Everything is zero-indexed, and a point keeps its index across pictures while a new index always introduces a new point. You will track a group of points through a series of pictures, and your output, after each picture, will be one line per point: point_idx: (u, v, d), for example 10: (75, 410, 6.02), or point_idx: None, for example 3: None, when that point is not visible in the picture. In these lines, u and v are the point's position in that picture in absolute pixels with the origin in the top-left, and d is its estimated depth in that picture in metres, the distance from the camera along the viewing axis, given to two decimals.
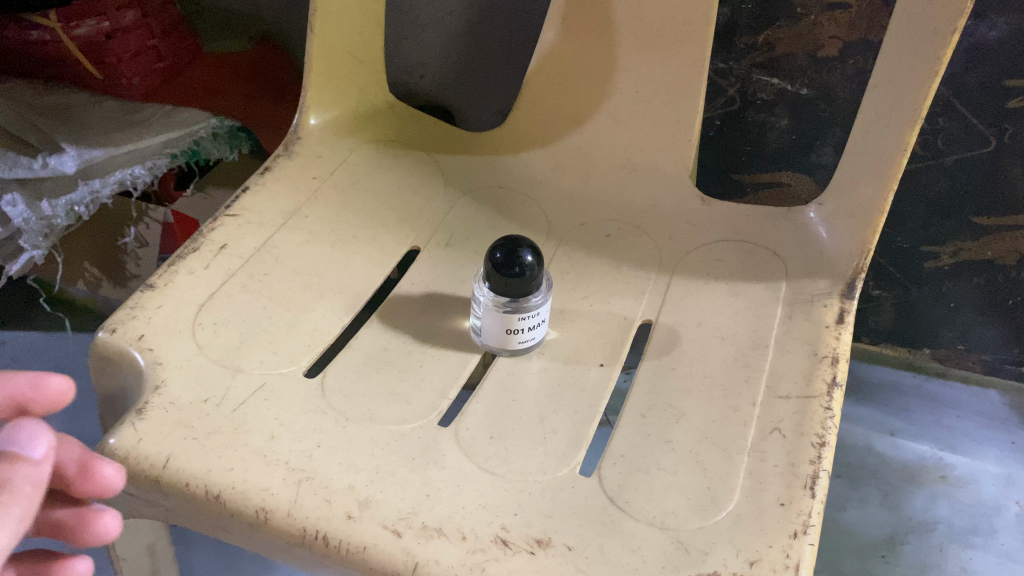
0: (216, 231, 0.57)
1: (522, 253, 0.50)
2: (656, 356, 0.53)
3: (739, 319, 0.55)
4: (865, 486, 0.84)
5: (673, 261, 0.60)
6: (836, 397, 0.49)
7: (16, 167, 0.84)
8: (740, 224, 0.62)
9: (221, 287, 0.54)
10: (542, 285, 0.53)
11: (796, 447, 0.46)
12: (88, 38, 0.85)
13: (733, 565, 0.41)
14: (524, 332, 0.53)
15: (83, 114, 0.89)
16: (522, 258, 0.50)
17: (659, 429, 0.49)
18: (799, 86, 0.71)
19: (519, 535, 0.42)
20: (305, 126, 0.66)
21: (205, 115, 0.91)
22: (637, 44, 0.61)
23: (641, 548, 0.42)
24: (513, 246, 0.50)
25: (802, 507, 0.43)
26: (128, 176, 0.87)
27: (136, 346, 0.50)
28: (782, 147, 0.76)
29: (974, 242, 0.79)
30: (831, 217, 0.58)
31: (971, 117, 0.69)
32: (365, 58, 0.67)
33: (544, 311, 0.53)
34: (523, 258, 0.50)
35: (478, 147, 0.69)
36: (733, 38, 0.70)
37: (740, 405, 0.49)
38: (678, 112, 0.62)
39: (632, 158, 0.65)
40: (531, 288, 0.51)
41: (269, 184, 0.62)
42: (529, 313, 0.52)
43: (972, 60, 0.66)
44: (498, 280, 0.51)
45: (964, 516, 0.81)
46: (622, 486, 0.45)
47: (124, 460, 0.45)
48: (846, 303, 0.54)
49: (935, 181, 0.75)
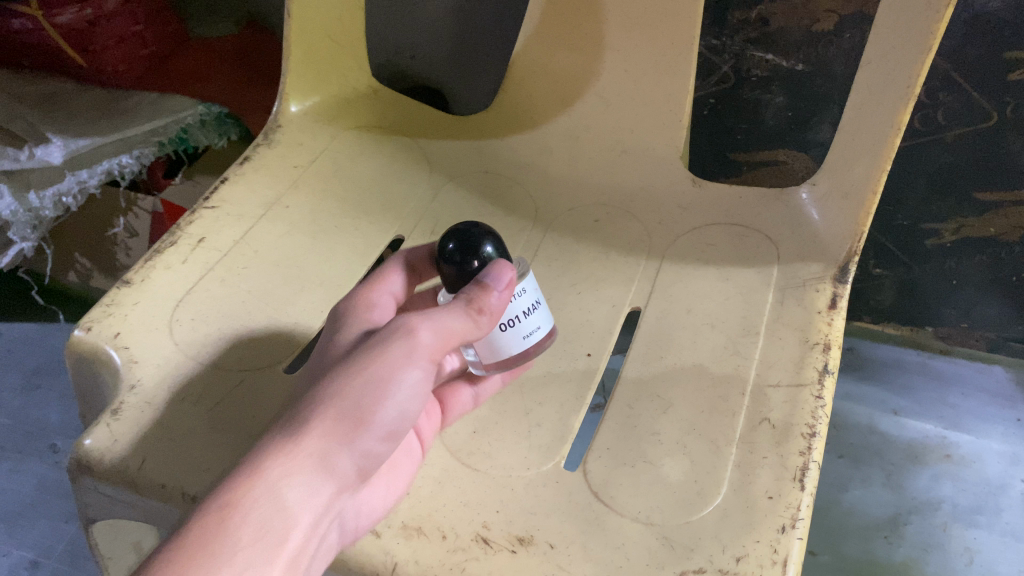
0: (193, 224, 0.56)
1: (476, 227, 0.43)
2: (645, 345, 0.52)
3: (729, 305, 0.53)
4: (868, 466, 0.82)
5: (664, 245, 0.59)
6: (827, 385, 0.47)
7: (3, 158, 0.82)
8: (732, 206, 0.60)
9: (199, 281, 0.53)
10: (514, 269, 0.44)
11: (785, 438, 0.45)
12: (70, 27, 0.83)
13: (718, 562, 0.40)
14: (519, 322, 0.44)
15: (69, 104, 0.88)
16: (470, 233, 0.42)
17: (645, 421, 0.48)
18: (794, 62, 0.68)
19: (500, 533, 0.42)
20: (284, 114, 0.65)
21: (191, 102, 0.90)
22: (623, 23, 0.58)
23: (625, 545, 0.41)
24: (464, 234, 0.42)
25: (790, 500, 0.42)
26: (116, 164, 0.87)
27: (112, 344, 0.49)
28: (777, 124, 0.74)
29: (976, 218, 0.76)
30: (824, 198, 0.57)
31: (971, 91, 0.66)
32: (345, 41, 0.66)
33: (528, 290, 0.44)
34: (475, 233, 0.42)
35: (462, 132, 0.67)
36: (726, 13, 0.68)
37: (730, 394, 0.48)
38: (668, 91, 0.60)
39: (621, 140, 0.63)
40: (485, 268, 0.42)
41: (249, 175, 0.60)
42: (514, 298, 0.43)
43: (972, 31, 0.63)
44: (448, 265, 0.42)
45: (969, 496, 0.79)
46: (607, 481, 0.45)
47: (98, 461, 0.44)
48: (839, 288, 0.53)
49: (936, 156, 0.72)
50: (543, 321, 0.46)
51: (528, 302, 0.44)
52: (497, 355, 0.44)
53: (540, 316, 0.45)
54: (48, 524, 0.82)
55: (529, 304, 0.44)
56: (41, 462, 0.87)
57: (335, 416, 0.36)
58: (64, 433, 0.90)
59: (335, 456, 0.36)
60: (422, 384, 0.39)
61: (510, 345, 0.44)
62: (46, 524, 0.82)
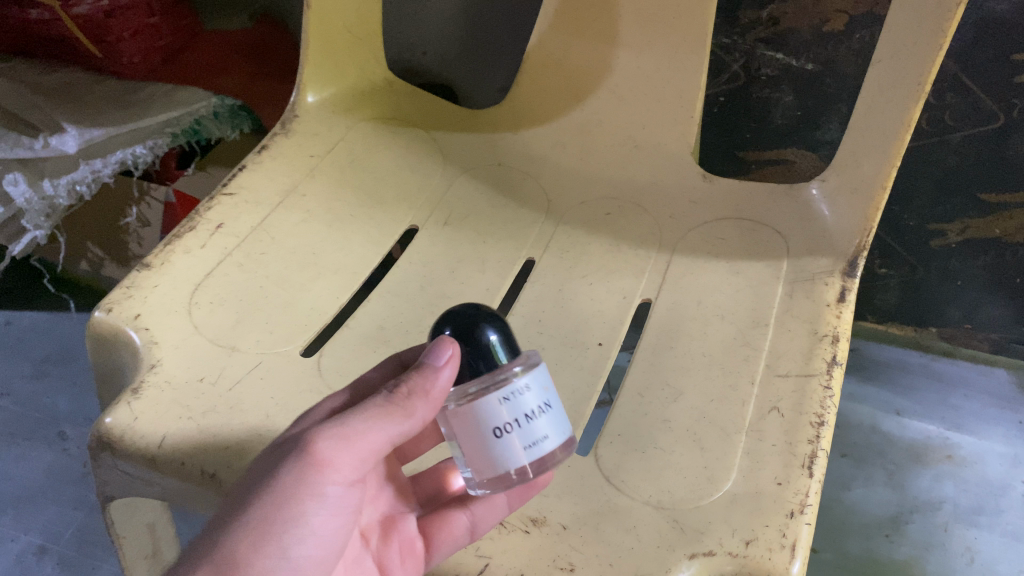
0: (212, 210, 0.57)
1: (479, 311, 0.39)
2: (656, 335, 0.53)
3: (739, 297, 0.54)
4: (870, 465, 0.82)
5: (674, 238, 0.59)
6: (836, 375, 0.48)
7: (18, 147, 0.83)
8: (742, 201, 0.61)
9: (217, 266, 0.54)
10: (523, 364, 0.38)
11: (794, 427, 0.46)
12: (87, 17, 0.84)
13: (726, 545, 0.41)
14: (516, 425, 0.36)
15: (85, 94, 0.89)
16: (471, 315, 0.38)
17: (656, 408, 0.48)
18: (805, 61, 0.69)
19: (514, 514, 0.44)
20: (302, 104, 0.65)
21: (206, 94, 0.90)
22: (638, 20, 0.60)
23: (636, 527, 0.42)
24: (462, 318, 0.38)
25: (798, 487, 0.43)
26: (129, 155, 0.87)
27: (132, 325, 0.49)
28: (787, 123, 0.75)
29: (982, 220, 0.76)
30: (833, 194, 0.57)
31: (978, 93, 0.67)
32: (363, 34, 0.67)
33: (530, 388, 0.37)
34: (475, 318, 0.38)
35: (476, 126, 0.68)
36: (738, 12, 0.69)
37: (740, 384, 0.49)
38: (680, 87, 0.61)
39: (633, 135, 0.64)
40: (486, 358, 0.37)
41: (266, 163, 0.61)
42: (508, 391, 0.36)
43: (980, 32, 0.64)
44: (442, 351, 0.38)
45: (969, 496, 0.79)
46: (618, 465, 0.46)
47: (120, 437, 0.45)
48: (848, 282, 0.53)
49: (943, 157, 0.73)
50: (557, 429, 0.38)
51: (539, 406, 0.37)
52: (490, 469, 0.37)
53: (553, 423, 0.38)
54: (56, 511, 0.83)
55: (537, 404, 0.37)
56: (49, 449, 0.88)
57: (232, 568, 0.33)
58: (73, 421, 0.90)
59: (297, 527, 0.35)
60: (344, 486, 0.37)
61: (506, 454, 0.36)
62: (55, 511, 0.83)
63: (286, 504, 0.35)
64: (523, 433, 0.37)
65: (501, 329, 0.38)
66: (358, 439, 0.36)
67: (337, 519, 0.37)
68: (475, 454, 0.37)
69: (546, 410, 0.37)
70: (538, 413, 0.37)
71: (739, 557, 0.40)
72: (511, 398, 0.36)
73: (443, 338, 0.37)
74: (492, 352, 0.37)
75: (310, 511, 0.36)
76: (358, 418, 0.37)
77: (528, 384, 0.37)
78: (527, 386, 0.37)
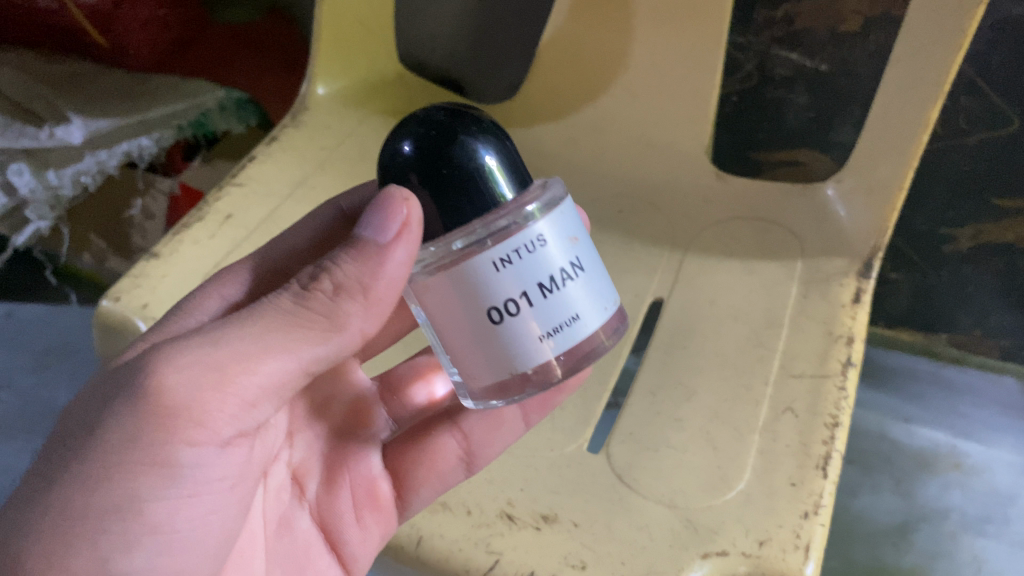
0: (221, 201, 0.57)
1: (470, 127, 0.35)
2: (668, 334, 0.52)
3: (752, 297, 0.54)
4: (878, 472, 0.81)
5: (688, 239, 0.59)
6: (850, 377, 0.48)
7: (23, 137, 0.80)
8: (757, 199, 0.60)
9: (226, 257, 0.54)
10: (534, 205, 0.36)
11: (808, 428, 0.45)
12: (95, 8, 0.83)
13: (741, 546, 0.40)
14: (530, 291, 0.35)
15: (92, 85, 0.86)
16: (455, 132, 0.35)
17: (669, 407, 0.48)
18: (819, 62, 0.69)
19: (525, 511, 0.43)
20: (312, 95, 0.68)
21: (212, 86, 0.89)
22: (654, 18, 0.58)
23: (649, 526, 0.42)
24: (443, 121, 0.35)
25: (814, 488, 0.42)
26: (134, 147, 0.85)
27: (140, 315, 0.49)
28: (800, 125, 0.74)
29: (995, 225, 0.75)
30: (851, 195, 0.57)
31: (994, 96, 0.66)
32: (374, 28, 0.67)
33: (543, 242, 0.36)
34: (463, 138, 0.35)
35: (488, 122, 0.68)
36: (753, 12, 0.68)
37: (753, 384, 0.48)
38: (696, 86, 0.59)
39: (646, 132, 0.63)
40: (477, 196, 0.35)
41: (276, 155, 0.61)
42: (521, 242, 0.35)
43: (998, 35, 0.63)
44: (422, 176, 0.35)
45: (977, 505, 0.77)
46: (630, 464, 0.45)
47: None
48: (863, 283, 0.53)
49: (957, 162, 0.72)
50: (586, 304, 0.37)
51: (553, 277, 0.36)
52: (494, 341, 0.36)
53: (574, 296, 0.37)
54: None
55: (554, 268, 0.36)
56: None
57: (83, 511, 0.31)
58: None
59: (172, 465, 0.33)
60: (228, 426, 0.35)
61: (514, 327, 0.36)
62: None
63: (123, 461, 0.32)
64: (535, 318, 0.36)
65: (496, 151, 0.36)
66: (224, 375, 0.33)
67: (205, 472, 0.35)
68: (474, 348, 0.36)
69: (567, 283, 0.36)
70: (553, 288, 0.36)
71: (754, 558, 0.40)
72: (516, 263, 0.35)
73: (394, 198, 0.35)
74: (483, 180, 0.35)
75: (157, 471, 0.33)
76: (230, 342, 0.34)
77: (538, 243, 0.35)
78: (536, 250, 0.35)
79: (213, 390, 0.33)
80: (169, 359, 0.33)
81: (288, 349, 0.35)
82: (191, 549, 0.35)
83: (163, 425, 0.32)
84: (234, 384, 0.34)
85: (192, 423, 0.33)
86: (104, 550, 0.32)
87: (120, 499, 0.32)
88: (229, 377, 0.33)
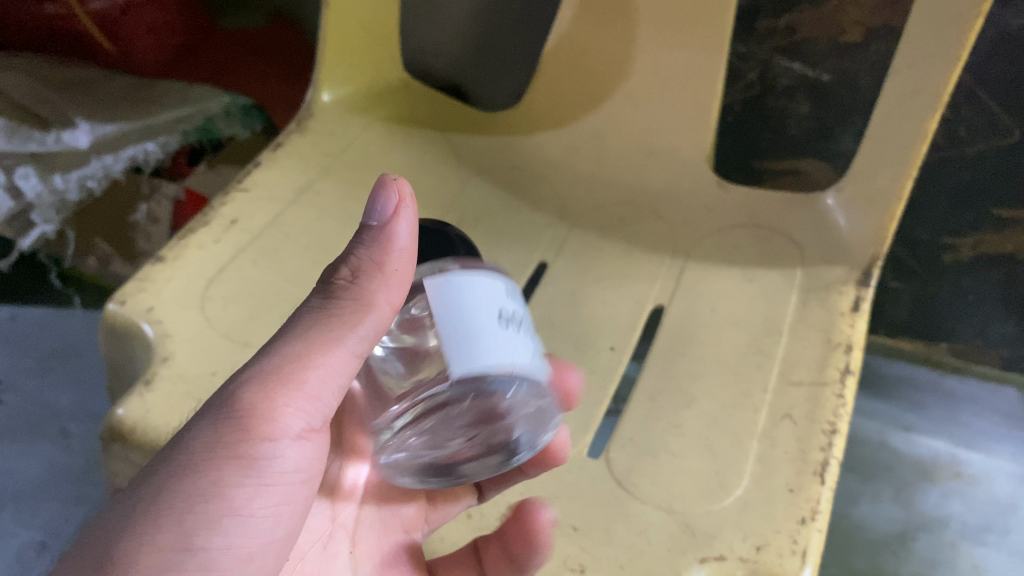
0: (226, 206, 0.57)
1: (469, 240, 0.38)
2: (668, 340, 0.53)
3: (752, 304, 0.54)
4: (877, 481, 0.80)
5: (688, 246, 0.59)
6: (848, 385, 0.48)
7: (29, 141, 0.79)
8: (757, 209, 0.61)
9: (230, 262, 0.54)
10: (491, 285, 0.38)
11: (806, 435, 0.46)
12: (103, 13, 0.84)
13: (738, 550, 0.41)
14: (518, 323, 0.35)
15: (99, 87, 0.87)
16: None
17: (668, 413, 0.48)
18: (820, 72, 0.69)
19: None
20: (318, 101, 0.67)
21: (218, 92, 0.90)
22: (656, 26, 0.58)
23: (647, 531, 0.42)
24: None
25: (811, 494, 0.43)
26: (140, 151, 0.86)
27: (145, 319, 0.50)
28: (801, 134, 0.74)
29: (994, 234, 0.75)
30: (850, 204, 0.57)
31: (994, 107, 0.67)
32: (380, 34, 0.68)
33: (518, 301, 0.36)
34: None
35: (490, 127, 0.68)
36: (755, 22, 0.69)
37: (752, 391, 0.49)
38: (697, 96, 0.60)
39: (648, 140, 0.63)
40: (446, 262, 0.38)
41: (281, 160, 0.62)
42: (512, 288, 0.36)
43: (998, 47, 0.64)
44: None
45: (977, 513, 0.77)
46: (630, 468, 0.45)
47: (131, 430, 0.45)
48: (862, 292, 0.53)
49: (957, 172, 0.73)
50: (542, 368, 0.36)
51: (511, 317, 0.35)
52: (496, 348, 0.32)
53: (522, 340, 0.34)
54: (57, 506, 0.76)
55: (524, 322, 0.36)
56: (51, 445, 0.80)
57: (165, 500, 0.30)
58: (76, 417, 0.83)
59: (254, 454, 0.31)
60: (303, 414, 0.33)
61: (513, 340, 0.33)
62: (55, 507, 0.76)
63: (202, 457, 0.31)
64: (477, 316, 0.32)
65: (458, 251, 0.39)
66: (296, 371, 0.32)
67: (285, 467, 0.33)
68: (479, 330, 0.32)
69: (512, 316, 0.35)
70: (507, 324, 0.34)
71: (751, 563, 0.40)
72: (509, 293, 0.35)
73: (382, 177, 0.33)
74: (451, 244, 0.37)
75: (236, 459, 0.31)
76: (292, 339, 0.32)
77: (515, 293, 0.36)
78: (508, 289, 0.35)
79: (285, 385, 0.32)
80: (249, 364, 0.32)
81: (346, 340, 0.33)
82: (268, 543, 0.33)
83: (242, 423, 0.31)
84: (307, 379, 0.32)
85: (266, 415, 0.32)
86: (187, 528, 0.30)
87: (202, 487, 0.30)
88: (300, 372, 0.32)
